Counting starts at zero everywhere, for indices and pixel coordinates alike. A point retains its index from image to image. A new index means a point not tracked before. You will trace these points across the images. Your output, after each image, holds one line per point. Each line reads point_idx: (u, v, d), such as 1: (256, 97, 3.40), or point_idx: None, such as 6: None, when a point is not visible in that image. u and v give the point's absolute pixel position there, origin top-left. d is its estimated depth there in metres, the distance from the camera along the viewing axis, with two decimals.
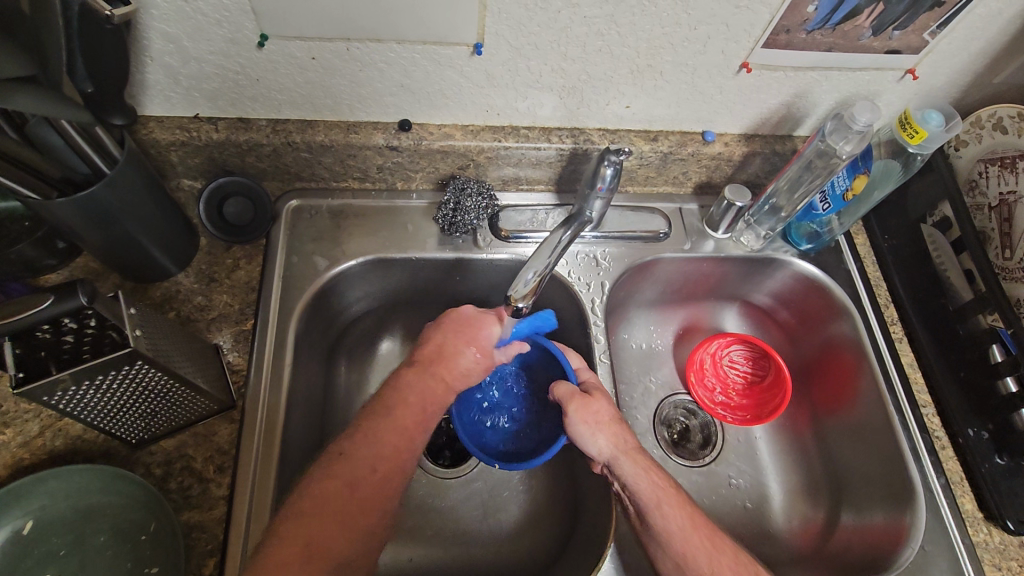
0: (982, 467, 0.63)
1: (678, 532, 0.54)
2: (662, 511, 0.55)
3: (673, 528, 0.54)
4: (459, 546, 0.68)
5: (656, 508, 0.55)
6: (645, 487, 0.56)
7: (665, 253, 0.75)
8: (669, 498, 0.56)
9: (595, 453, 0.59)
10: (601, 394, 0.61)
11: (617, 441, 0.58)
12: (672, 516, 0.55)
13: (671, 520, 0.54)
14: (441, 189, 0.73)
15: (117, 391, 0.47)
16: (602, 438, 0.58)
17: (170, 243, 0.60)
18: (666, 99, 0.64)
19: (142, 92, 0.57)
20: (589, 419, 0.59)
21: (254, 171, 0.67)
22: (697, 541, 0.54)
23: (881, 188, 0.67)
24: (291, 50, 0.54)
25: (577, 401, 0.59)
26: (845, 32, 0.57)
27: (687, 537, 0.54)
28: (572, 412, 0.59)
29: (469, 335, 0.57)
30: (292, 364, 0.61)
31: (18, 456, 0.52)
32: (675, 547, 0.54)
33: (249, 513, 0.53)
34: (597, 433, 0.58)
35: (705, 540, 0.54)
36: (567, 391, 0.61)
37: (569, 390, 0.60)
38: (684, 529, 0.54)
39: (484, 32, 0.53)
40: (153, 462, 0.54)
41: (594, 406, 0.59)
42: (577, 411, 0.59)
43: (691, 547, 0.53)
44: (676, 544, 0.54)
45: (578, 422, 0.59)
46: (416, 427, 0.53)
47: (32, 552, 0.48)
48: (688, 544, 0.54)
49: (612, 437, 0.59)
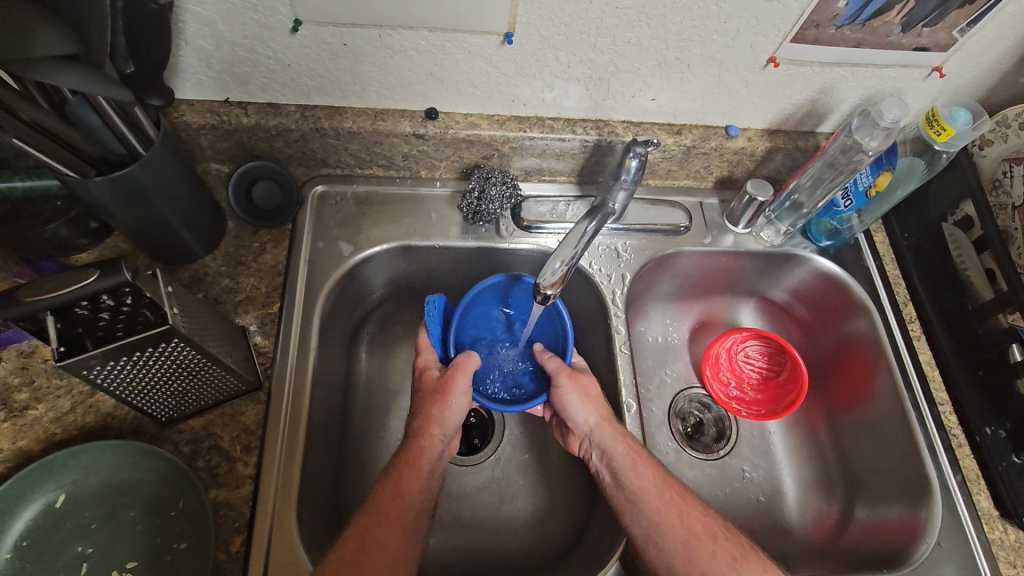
0: (999, 466, 0.64)
1: (650, 489, 0.58)
2: (636, 472, 0.59)
3: (646, 484, 0.58)
4: (476, 532, 0.68)
5: (630, 469, 0.59)
6: (622, 451, 0.60)
7: (685, 247, 0.75)
8: (644, 461, 0.60)
9: (579, 421, 0.62)
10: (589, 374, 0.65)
11: (601, 410, 0.62)
12: (646, 474, 0.59)
13: (645, 478, 0.59)
14: (465, 178, 0.73)
15: (151, 368, 0.47)
16: (589, 406, 0.62)
17: (199, 226, 0.60)
18: (692, 93, 0.64)
19: (174, 75, 0.58)
20: (581, 389, 0.62)
21: (281, 156, 0.68)
22: (668, 497, 0.58)
23: (903, 186, 0.68)
24: (323, 36, 0.54)
25: (569, 374, 0.62)
26: (874, 28, 0.57)
27: (659, 492, 0.58)
28: (564, 381, 0.62)
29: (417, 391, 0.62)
30: (317, 347, 0.62)
31: (50, 431, 0.53)
32: (647, 503, 0.57)
33: (276, 493, 0.54)
34: (585, 403, 0.62)
35: (675, 496, 0.58)
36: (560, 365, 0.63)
37: (560, 363, 0.63)
38: (657, 486, 0.58)
39: (516, 22, 0.54)
40: (181, 440, 0.55)
41: (585, 379, 0.63)
42: (569, 383, 0.62)
43: (662, 502, 0.57)
44: (649, 500, 0.58)
45: (570, 393, 0.62)
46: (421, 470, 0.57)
47: (65, 524, 0.49)
48: (660, 498, 0.58)
49: (596, 407, 0.62)
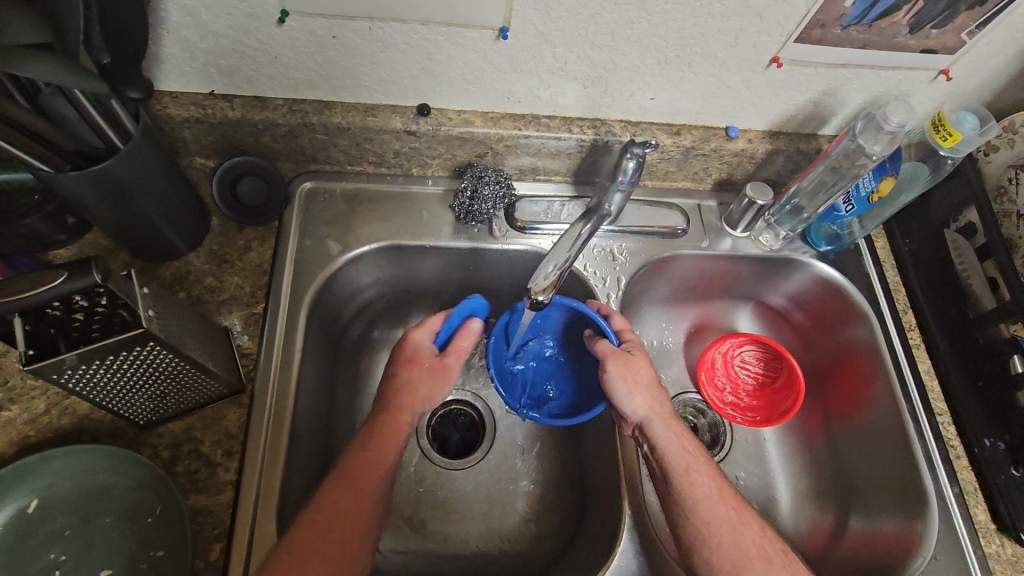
0: (998, 478, 0.63)
1: (705, 498, 0.55)
2: (690, 476, 0.56)
3: (701, 493, 0.55)
4: (464, 539, 0.67)
5: (684, 473, 0.56)
6: (676, 451, 0.57)
7: (682, 250, 0.73)
8: (699, 466, 0.57)
9: (629, 411, 0.60)
10: (641, 357, 0.62)
11: (652, 404, 0.60)
12: (701, 483, 0.56)
13: (700, 486, 0.56)
14: (457, 177, 0.71)
15: (127, 371, 0.46)
16: (639, 398, 0.60)
17: (182, 222, 0.58)
18: (692, 92, 0.63)
19: (157, 66, 0.56)
20: (628, 373, 0.60)
21: (269, 152, 0.66)
22: (723, 512, 0.55)
23: (908, 191, 0.66)
24: (311, 28, 0.52)
25: (615, 357, 0.60)
26: (881, 29, 0.55)
27: (714, 505, 0.55)
28: (612, 366, 0.60)
29: (404, 362, 0.60)
30: (302, 349, 0.61)
31: (23, 433, 0.52)
32: (700, 512, 0.54)
33: (257, 500, 0.53)
34: (634, 392, 0.60)
35: (732, 512, 0.55)
36: (609, 346, 0.62)
37: (610, 345, 0.61)
38: (711, 497, 0.55)
39: (512, 16, 0.52)
40: (160, 445, 0.53)
41: (634, 367, 0.61)
42: (617, 366, 0.60)
43: (716, 516, 0.54)
44: (700, 508, 0.54)
45: (617, 377, 0.60)
46: (393, 435, 0.55)
47: (36, 531, 0.48)
48: (713, 512, 0.55)
49: (648, 399, 0.60)
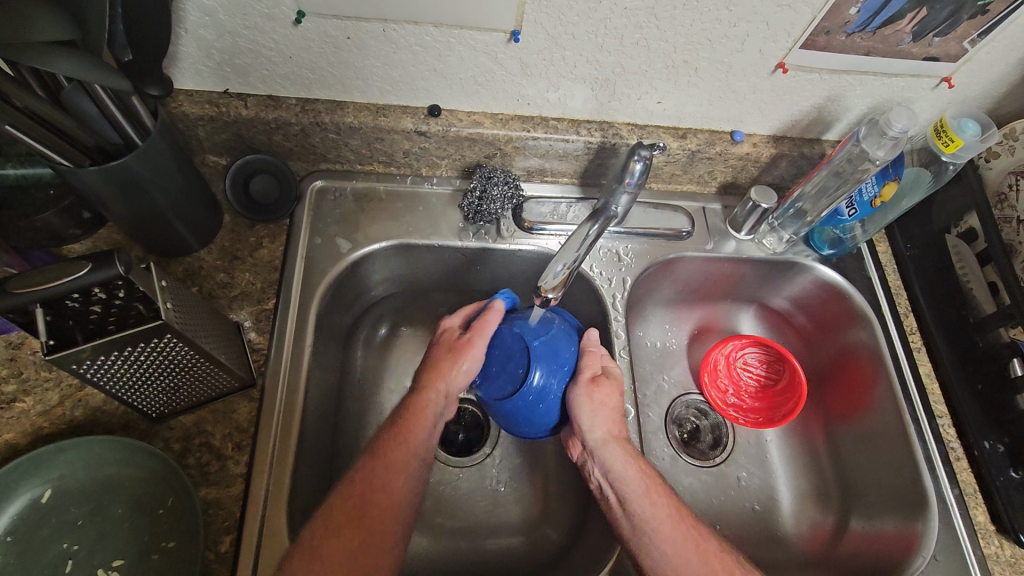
0: (996, 481, 0.63)
1: (667, 519, 0.55)
2: (650, 499, 0.56)
3: (663, 514, 0.55)
4: (468, 538, 0.68)
5: (644, 495, 0.56)
6: (634, 475, 0.56)
7: (687, 252, 0.74)
8: (658, 487, 0.57)
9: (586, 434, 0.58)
10: (615, 381, 0.60)
11: (612, 427, 0.58)
12: (660, 504, 0.56)
13: (660, 507, 0.55)
14: (466, 177, 0.72)
15: (143, 363, 0.47)
16: (601, 423, 0.58)
17: (195, 219, 0.59)
18: (699, 97, 0.64)
19: (173, 65, 0.57)
20: (597, 399, 0.58)
21: (281, 150, 0.67)
22: (684, 530, 0.55)
23: (910, 197, 0.68)
24: (327, 28, 0.53)
25: (583, 381, 0.59)
26: (884, 36, 0.56)
27: (675, 524, 0.54)
28: (579, 390, 0.58)
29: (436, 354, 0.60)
30: (311, 345, 0.61)
31: (37, 424, 0.52)
32: (664, 535, 0.54)
33: (268, 494, 0.54)
34: (597, 418, 0.58)
35: (691, 529, 0.55)
36: (591, 366, 0.60)
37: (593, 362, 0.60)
38: (672, 517, 0.55)
39: (523, 20, 0.53)
40: (171, 437, 0.54)
41: (602, 390, 0.59)
42: (584, 389, 0.59)
43: (680, 535, 0.54)
44: (662, 529, 0.54)
45: (585, 399, 0.58)
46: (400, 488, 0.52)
47: (50, 521, 0.48)
48: (674, 533, 0.54)
49: (609, 423, 0.58)
